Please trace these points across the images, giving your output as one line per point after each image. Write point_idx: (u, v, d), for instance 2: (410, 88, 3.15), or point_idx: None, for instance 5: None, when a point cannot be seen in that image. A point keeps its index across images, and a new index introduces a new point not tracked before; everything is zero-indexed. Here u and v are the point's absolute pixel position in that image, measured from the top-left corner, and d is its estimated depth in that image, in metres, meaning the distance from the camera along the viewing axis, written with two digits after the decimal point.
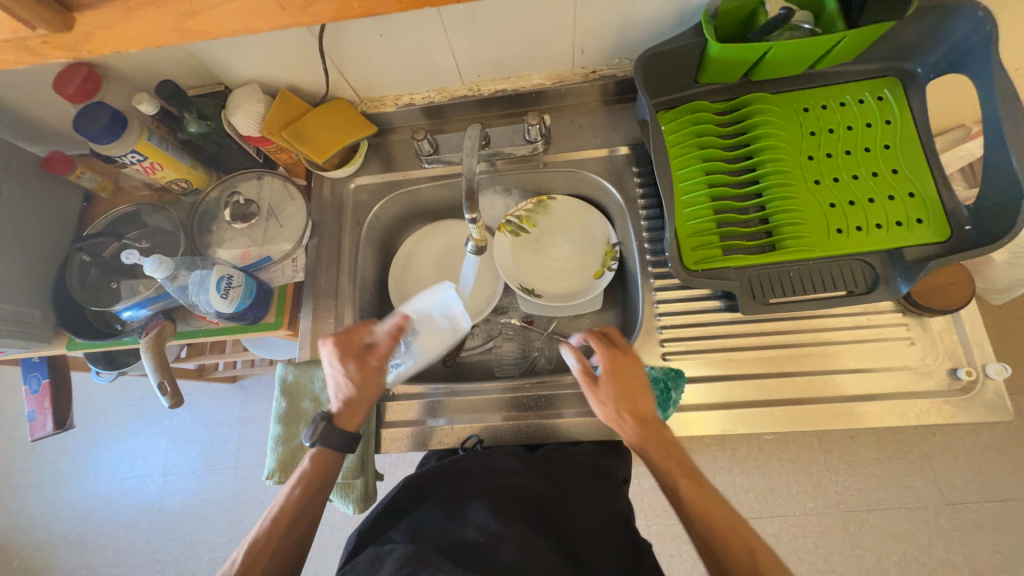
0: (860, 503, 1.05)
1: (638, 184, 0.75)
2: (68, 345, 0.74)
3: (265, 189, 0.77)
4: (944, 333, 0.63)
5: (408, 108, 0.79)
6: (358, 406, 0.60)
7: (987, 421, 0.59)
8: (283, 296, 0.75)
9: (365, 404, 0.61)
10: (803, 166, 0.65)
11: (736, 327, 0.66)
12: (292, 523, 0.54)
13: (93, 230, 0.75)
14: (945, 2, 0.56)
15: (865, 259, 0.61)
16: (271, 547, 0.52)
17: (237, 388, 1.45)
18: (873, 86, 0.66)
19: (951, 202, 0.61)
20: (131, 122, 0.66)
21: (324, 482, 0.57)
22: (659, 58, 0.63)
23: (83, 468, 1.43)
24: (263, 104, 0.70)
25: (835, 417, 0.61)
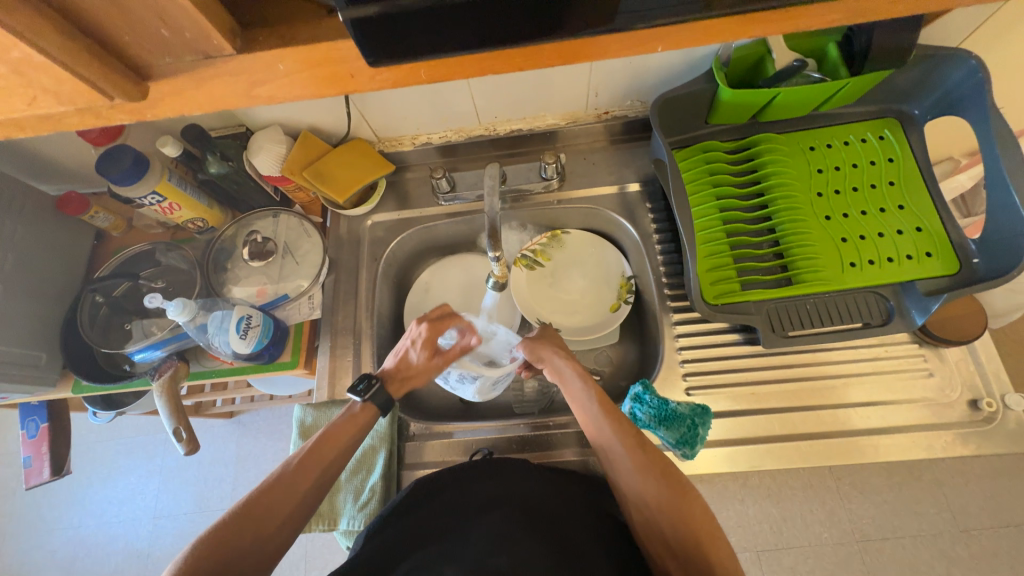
0: (875, 532, 0.97)
1: (652, 218, 0.77)
2: (74, 389, 0.72)
3: (281, 227, 0.78)
4: (961, 364, 0.64)
5: (425, 147, 0.80)
6: (404, 386, 0.66)
7: (1010, 451, 0.60)
8: (299, 334, 0.75)
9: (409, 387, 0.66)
10: (813, 202, 0.67)
11: (757, 361, 0.66)
12: (307, 487, 0.55)
13: (106, 270, 0.75)
14: (939, 51, 0.59)
15: (880, 292, 0.63)
16: (286, 508, 0.53)
17: (234, 423, 1.40)
18: (874, 126, 0.70)
19: (957, 235, 0.63)
20: (153, 163, 0.67)
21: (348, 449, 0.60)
22: (671, 102, 0.66)
23: (68, 512, 1.36)
24: (284, 145, 0.71)
25: (861, 451, 0.61)
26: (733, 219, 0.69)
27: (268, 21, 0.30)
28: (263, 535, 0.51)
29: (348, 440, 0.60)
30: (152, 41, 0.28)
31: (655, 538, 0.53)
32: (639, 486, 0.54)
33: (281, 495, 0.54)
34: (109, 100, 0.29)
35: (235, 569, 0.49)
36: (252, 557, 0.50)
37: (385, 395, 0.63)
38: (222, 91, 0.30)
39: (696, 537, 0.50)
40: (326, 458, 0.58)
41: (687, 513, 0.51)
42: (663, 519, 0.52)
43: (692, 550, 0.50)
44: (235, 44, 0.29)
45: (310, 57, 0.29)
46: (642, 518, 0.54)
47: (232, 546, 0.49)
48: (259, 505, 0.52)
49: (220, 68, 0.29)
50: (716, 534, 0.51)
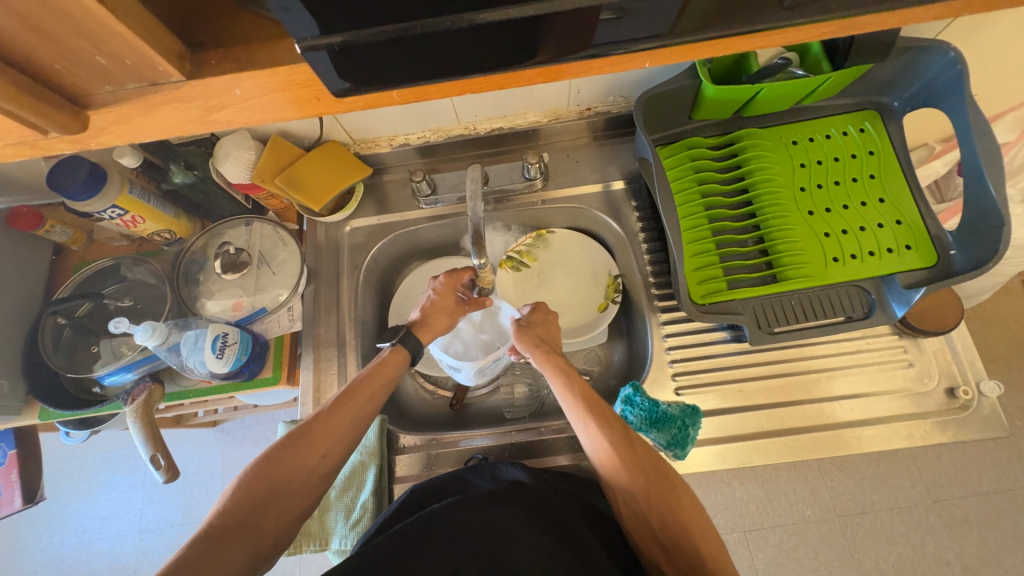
0: (854, 507, 0.99)
1: (638, 217, 0.76)
2: (41, 415, 0.68)
3: (254, 236, 0.74)
4: (938, 353, 0.66)
5: (403, 148, 0.78)
6: (433, 333, 0.67)
7: (985, 436, 0.62)
8: (280, 348, 0.72)
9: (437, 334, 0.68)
10: (797, 197, 0.67)
11: (743, 358, 0.67)
12: (346, 423, 0.56)
13: (67, 289, 0.70)
14: (916, 44, 0.59)
15: (862, 286, 0.63)
16: (325, 443, 0.54)
17: (218, 432, 1.36)
18: (854, 119, 0.70)
19: (935, 227, 0.64)
20: (111, 175, 0.62)
21: (385, 390, 0.61)
22: (655, 99, 0.64)
23: (48, 531, 1.32)
24: (253, 151, 0.68)
25: (846, 443, 0.63)
26: (718, 216, 0.69)
27: (221, 41, 0.27)
28: (306, 467, 0.52)
29: (383, 382, 0.61)
30: (90, 69, 0.25)
31: (645, 535, 0.52)
32: (627, 483, 0.53)
33: (320, 432, 0.54)
34: (45, 133, 0.26)
35: (275, 503, 0.50)
36: (296, 488, 0.52)
37: (415, 341, 0.65)
38: (176, 118, 0.28)
39: (686, 531, 0.50)
40: (363, 399, 0.58)
41: (678, 507, 0.51)
42: (653, 515, 0.51)
43: (683, 545, 0.49)
44: (184, 69, 0.26)
45: (271, 81, 0.27)
46: (632, 515, 0.53)
47: (275, 479, 0.51)
48: (300, 441, 0.53)
49: (170, 94, 0.27)
50: (705, 525, 0.50)
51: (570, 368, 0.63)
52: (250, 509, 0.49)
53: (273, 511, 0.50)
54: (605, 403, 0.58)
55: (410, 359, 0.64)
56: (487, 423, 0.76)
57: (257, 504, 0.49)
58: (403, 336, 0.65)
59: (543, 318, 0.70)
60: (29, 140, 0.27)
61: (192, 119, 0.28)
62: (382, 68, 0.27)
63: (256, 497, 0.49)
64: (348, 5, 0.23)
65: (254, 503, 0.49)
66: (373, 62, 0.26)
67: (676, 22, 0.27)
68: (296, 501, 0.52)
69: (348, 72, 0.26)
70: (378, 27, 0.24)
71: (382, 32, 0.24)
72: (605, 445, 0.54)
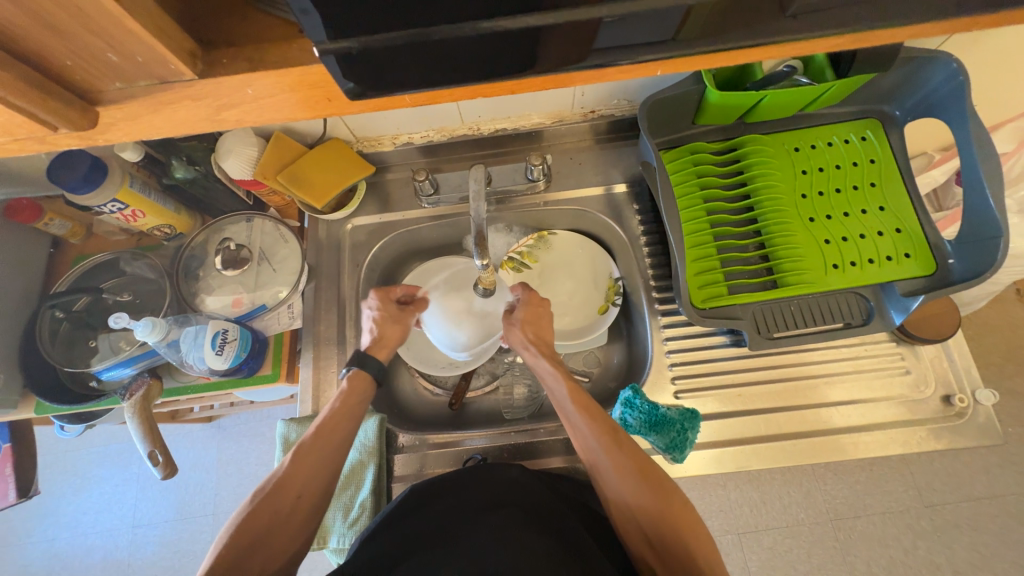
0: (848, 511, 1.01)
1: (640, 220, 0.76)
2: (37, 410, 0.68)
3: (256, 232, 0.74)
4: (935, 360, 0.67)
5: (406, 147, 0.78)
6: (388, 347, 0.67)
7: (979, 444, 0.63)
8: (279, 344, 0.72)
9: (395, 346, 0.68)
10: (798, 204, 0.68)
11: (743, 362, 0.67)
12: (318, 460, 0.57)
13: (65, 283, 0.70)
14: (921, 54, 0.59)
15: (861, 292, 0.64)
16: (297, 486, 0.55)
17: (214, 428, 1.36)
18: (857, 127, 0.70)
19: (935, 236, 0.64)
20: (111, 168, 0.62)
21: (353, 417, 0.61)
22: (659, 104, 0.65)
23: (40, 525, 1.31)
24: (256, 147, 0.67)
25: (843, 448, 0.63)
26: (720, 221, 0.69)
27: (234, 41, 0.27)
28: (283, 511, 0.53)
29: (350, 410, 0.61)
30: (101, 66, 0.25)
31: (634, 535, 0.53)
32: (619, 485, 0.54)
33: (292, 472, 0.55)
34: (54, 129, 0.26)
35: (261, 549, 0.51)
36: (279, 531, 0.53)
37: (375, 362, 0.65)
38: (186, 116, 0.28)
39: (678, 531, 0.50)
40: (330, 433, 0.59)
41: (668, 508, 0.51)
42: (643, 516, 0.52)
43: (673, 546, 0.50)
44: (195, 67, 0.26)
45: (284, 80, 0.27)
46: (622, 515, 0.54)
47: (254, 525, 0.51)
48: (272, 486, 0.54)
49: (181, 92, 0.27)
50: (696, 526, 0.51)
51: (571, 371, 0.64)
52: (232, 562, 0.49)
53: (256, 562, 0.50)
54: (593, 401, 0.59)
55: (374, 382, 0.64)
56: (486, 423, 0.76)
57: (239, 555, 0.49)
58: (361, 358, 0.64)
59: (533, 312, 0.67)
60: (38, 136, 0.27)
61: (201, 116, 0.28)
62: (397, 74, 0.27)
63: (235, 551, 0.49)
64: (366, 9, 0.23)
65: (240, 553, 0.50)
66: (390, 66, 0.26)
67: (688, 34, 0.28)
68: (281, 547, 0.53)
69: (361, 76, 0.26)
70: (398, 32, 0.24)
71: (400, 38, 0.24)
72: (597, 447, 0.56)
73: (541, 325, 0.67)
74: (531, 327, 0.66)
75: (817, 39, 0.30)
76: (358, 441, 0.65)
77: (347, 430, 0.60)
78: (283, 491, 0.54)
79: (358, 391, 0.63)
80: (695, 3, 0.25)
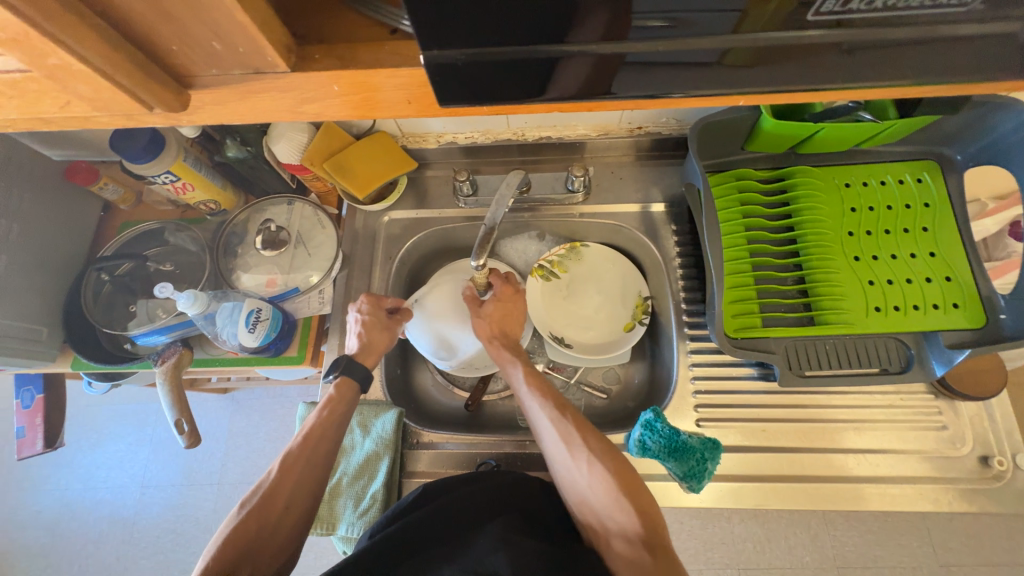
0: (855, 560, 0.97)
1: (676, 242, 0.75)
2: (73, 364, 0.70)
3: (295, 216, 0.75)
4: (975, 418, 0.64)
5: (450, 146, 0.78)
6: (376, 353, 0.66)
7: (1014, 511, 0.60)
8: (307, 329, 0.73)
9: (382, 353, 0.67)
10: (843, 240, 0.66)
11: (769, 397, 0.66)
12: (305, 469, 0.57)
13: (112, 246, 0.73)
14: (992, 100, 0.57)
15: (901, 338, 0.61)
16: (286, 496, 0.55)
17: (229, 400, 1.39)
18: (913, 168, 0.68)
19: (987, 289, 0.62)
20: (169, 141, 0.64)
21: (339, 425, 0.61)
22: (710, 126, 0.64)
23: (57, 473, 1.36)
24: (306, 134, 0.69)
25: (866, 498, 0.61)
26: (760, 250, 0.68)
27: (325, 39, 0.29)
28: (271, 521, 0.53)
29: (334, 416, 0.61)
30: (201, 52, 0.26)
31: (581, 504, 0.55)
32: (565, 456, 0.56)
33: (280, 482, 0.55)
34: (148, 106, 0.28)
35: (248, 563, 0.50)
36: (265, 544, 0.52)
37: (362, 368, 0.64)
38: (273, 104, 0.30)
39: (621, 499, 0.51)
40: (316, 443, 0.59)
41: (613, 477, 0.53)
42: (589, 486, 0.54)
43: (615, 511, 0.51)
44: (289, 61, 0.28)
45: (369, 80, 0.28)
46: (568, 486, 0.56)
47: (242, 536, 0.51)
48: (261, 498, 0.54)
49: (270, 83, 0.28)
50: (641, 490, 0.53)
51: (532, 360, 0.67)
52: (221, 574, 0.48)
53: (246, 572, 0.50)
54: (547, 382, 0.62)
55: (358, 386, 0.64)
56: (501, 428, 0.76)
57: (228, 567, 0.49)
58: (347, 366, 0.64)
59: (502, 307, 0.69)
60: (132, 111, 0.29)
61: (284, 107, 0.30)
62: (478, 87, 0.27)
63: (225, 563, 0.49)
64: (463, 25, 0.24)
65: (225, 567, 0.49)
66: (472, 78, 0.27)
67: (735, 64, 0.27)
68: (268, 558, 0.52)
69: (443, 86, 0.27)
70: (490, 48, 0.25)
71: (489, 53, 0.25)
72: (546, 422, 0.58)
73: (507, 316, 0.69)
74: (497, 323, 0.68)
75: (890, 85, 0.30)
76: (375, 432, 0.66)
77: (333, 440, 0.60)
78: (272, 502, 0.54)
79: (344, 399, 0.63)
80: (733, 45, 0.26)
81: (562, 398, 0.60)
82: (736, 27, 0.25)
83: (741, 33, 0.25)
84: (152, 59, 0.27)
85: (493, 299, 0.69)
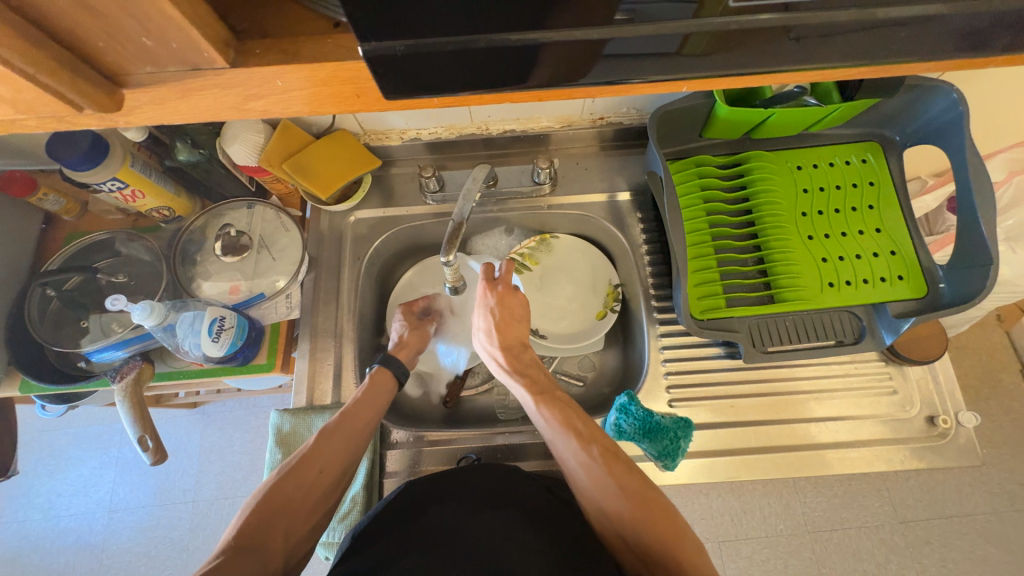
0: (824, 523, 1.02)
1: (642, 229, 0.77)
2: (21, 387, 0.66)
3: (257, 219, 0.73)
4: (922, 381, 0.69)
5: (414, 142, 0.77)
6: (410, 350, 0.71)
7: (959, 465, 0.65)
8: (275, 335, 0.71)
9: (415, 349, 0.71)
10: (797, 221, 0.69)
11: (736, 374, 0.68)
12: (343, 437, 0.58)
13: (58, 259, 0.69)
14: (925, 82, 0.61)
15: (853, 311, 0.65)
16: (322, 460, 0.55)
17: (198, 414, 1.34)
18: (858, 149, 0.72)
19: (927, 261, 0.66)
20: (113, 147, 0.60)
21: (377, 405, 0.63)
22: (668, 115, 0.66)
23: (14, 504, 1.28)
24: (263, 134, 0.67)
25: (827, 463, 0.65)
26: (721, 234, 0.70)
27: (266, 33, 0.28)
28: (306, 483, 0.53)
29: (373, 398, 0.63)
30: (133, 48, 0.25)
31: (620, 545, 0.53)
32: (598, 499, 0.54)
33: (318, 448, 0.56)
34: (80, 108, 0.27)
35: (281, 520, 0.50)
36: (297, 505, 0.52)
37: (399, 364, 0.68)
38: (214, 102, 0.29)
39: (661, 545, 0.49)
40: (355, 416, 0.60)
41: (648, 517, 0.50)
42: (626, 526, 0.51)
43: (660, 556, 0.48)
44: (228, 56, 0.27)
45: (317, 75, 0.28)
46: (606, 525, 0.54)
47: (278, 496, 0.51)
48: (298, 460, 0.54)
49: (210, 80, 0.27)
50: (682, 531, 0.50)
51: (547, 383, 0.64)
52: (256, 530, 0.48)
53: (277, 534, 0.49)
54: (578, 416, 0.59)
55: (397, 380, 0.66)
56: (480, 423, 0.77)
57: (262, 525, 0.49)
58: (386, 359, 0.67)
59: (500, 317, 0.68)
60: (62, 114, 0.28)
61: (228, 104, 0.29)
62: (429, 78, 0.27)
63: (259, 518, 0.49)
64: (408, 16, 0.24)
65: (264, 519, 0.49)
66: (420, 71, 0.27)
67: (692, 51, 0.28)
68: (302, 520, 0.52)
69: (391, 78, 0.27)
70: (440, 38, 0.25)
71: (436, 44, 0.25)
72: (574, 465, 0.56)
73: (511, 325, 0.68)
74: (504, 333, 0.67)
75: (821, 70, 0.32)
76: None
77: (371, 415, 0.61)
78: (308, 465, 0.54)
79: (381, 386, 0.65)
80: (688, 31, 0.26)
81: (589, 432, 0.58)
82: (695, 12, 0.26)
83: (703, 19, 0.26)
84: (80, 57, 0.26)
85: (485, 309, 0.68)
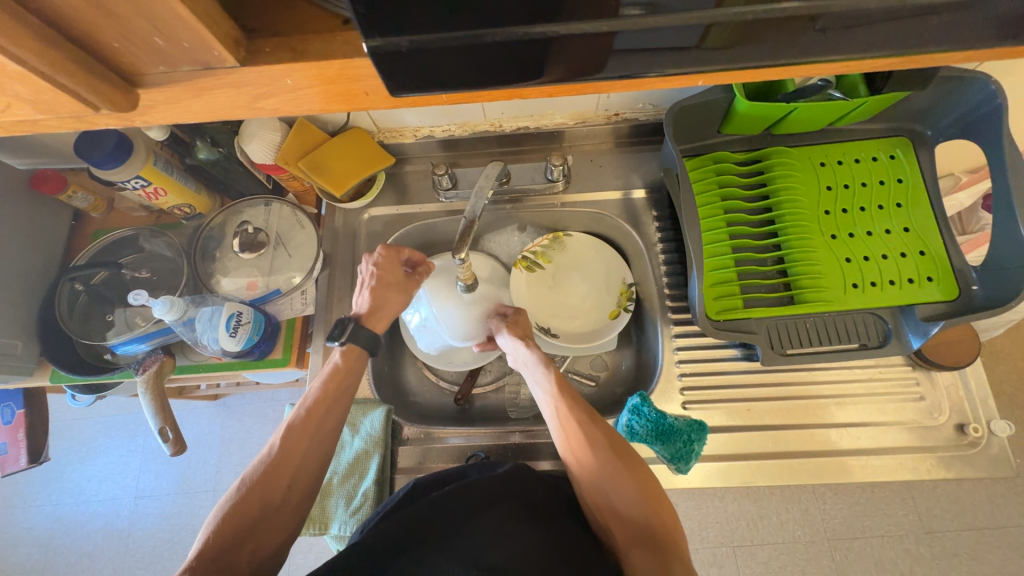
0: (845, 531, 0.98)
1: (657, 227, 0.76)
2: (52, 377, 0.69)
3: (273, 216, 0.74)
4: (952, 387, 0.66)
5: (427, 140, 0.77)
6: (384, 318, 0.66)
7: (990, 475, 0.62)
8: (291, 330, 0.73)
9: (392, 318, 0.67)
10: (820, 220, 0.66)
11: (753, 376, 0.67)
12: (310, 443, 0.57)
13: (86, 255, 0.71)
14: (959, 73, 0.58)
15: (878, 314, 0.63)
16: (288, 472, 0.55)
17: (219, 406, 1.37)
18: (886, 145, 0.69)
19: (959, 261, 0.63)
20: (137, 146, 0.62)
21: (341, 400, 0.61)
22: (685, 110, 0.64)
23: (48, 489, 1.34)
24: (279, 133, 0.68)
25: (848, 471, 0.63)
26: (739, 232, 0.68)
27: (277, 31, 0.28)
28: (275, 498, 0.53)
29: (338, 389, 0.61)
30: (147, 48, 0.26)
31: (602, 509, 0.55)
32: (593, 461, 0.55)
33: (281, 462, 0.55)
34: (98, 107, 0.27)
35: (251, 537, 0.51)
36: (267, 519, 0.53)
37: (367, 333, 0.64)
38: (226, 101, 0.29)
39: (645, 506, 0.53)
40: (320, 419, 0.59)
41: (637, 480, 0.54)
42: (615, 489, 0.54)
43: (641, 516, 0.53)
44: (238, 54, 0.27)
45: (326, 73, 0.28)
46: (591, 490, 0.55)
47: (244, 516, 0.51)
48: (263, 473, 0.54)
49: (222, 79, 0.28)
50: (659, 498, 0.54)
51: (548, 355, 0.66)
52: (223, 551, 0.49)
53: (247, 551, 0.50)
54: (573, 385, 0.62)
55: (366, 354, 0.63)
56: (491, 421, 0.76)
57: (227, 547, 0.50)
58: (353, 331, 0.63)
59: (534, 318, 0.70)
60: (82, 114, 0.28)
61: (239, 103, 0.30)
62: (437, 74, 0.27)
63: (226, 540, 0.50)
64: (417, 10, 0.23)
65: (229, 542, 0.50)
66: (428, 68, 0.26)
67: (714, 44, 0.27)
68: (274, 533, 0.53)
69: (400, 76, 0.27)
70: (448, 33, 0.25)
71: (445, 40, 0.25)
72: (577, 431, 0.57)
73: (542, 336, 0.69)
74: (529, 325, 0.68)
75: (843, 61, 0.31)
76: (364, 432, 0.66)
77: (336, 414, 0.60)
78: (273, 478, 0.54)
79: (348, 370, 0.62)
80: (709, 22, 0.25)
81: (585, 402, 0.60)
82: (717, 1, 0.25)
83: (725, 8, 0.25)
84: (96, 57, 0.26)
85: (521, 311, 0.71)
